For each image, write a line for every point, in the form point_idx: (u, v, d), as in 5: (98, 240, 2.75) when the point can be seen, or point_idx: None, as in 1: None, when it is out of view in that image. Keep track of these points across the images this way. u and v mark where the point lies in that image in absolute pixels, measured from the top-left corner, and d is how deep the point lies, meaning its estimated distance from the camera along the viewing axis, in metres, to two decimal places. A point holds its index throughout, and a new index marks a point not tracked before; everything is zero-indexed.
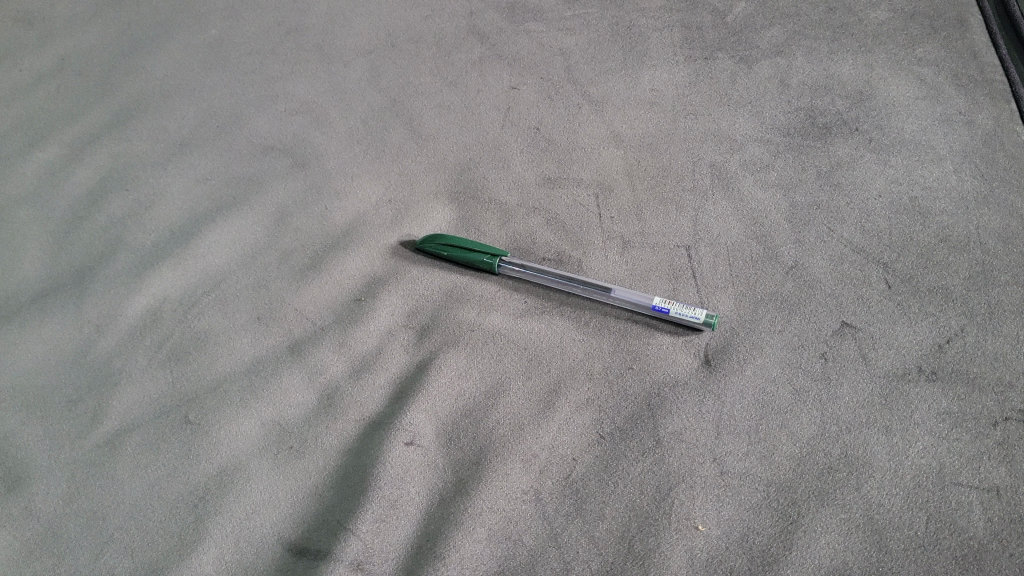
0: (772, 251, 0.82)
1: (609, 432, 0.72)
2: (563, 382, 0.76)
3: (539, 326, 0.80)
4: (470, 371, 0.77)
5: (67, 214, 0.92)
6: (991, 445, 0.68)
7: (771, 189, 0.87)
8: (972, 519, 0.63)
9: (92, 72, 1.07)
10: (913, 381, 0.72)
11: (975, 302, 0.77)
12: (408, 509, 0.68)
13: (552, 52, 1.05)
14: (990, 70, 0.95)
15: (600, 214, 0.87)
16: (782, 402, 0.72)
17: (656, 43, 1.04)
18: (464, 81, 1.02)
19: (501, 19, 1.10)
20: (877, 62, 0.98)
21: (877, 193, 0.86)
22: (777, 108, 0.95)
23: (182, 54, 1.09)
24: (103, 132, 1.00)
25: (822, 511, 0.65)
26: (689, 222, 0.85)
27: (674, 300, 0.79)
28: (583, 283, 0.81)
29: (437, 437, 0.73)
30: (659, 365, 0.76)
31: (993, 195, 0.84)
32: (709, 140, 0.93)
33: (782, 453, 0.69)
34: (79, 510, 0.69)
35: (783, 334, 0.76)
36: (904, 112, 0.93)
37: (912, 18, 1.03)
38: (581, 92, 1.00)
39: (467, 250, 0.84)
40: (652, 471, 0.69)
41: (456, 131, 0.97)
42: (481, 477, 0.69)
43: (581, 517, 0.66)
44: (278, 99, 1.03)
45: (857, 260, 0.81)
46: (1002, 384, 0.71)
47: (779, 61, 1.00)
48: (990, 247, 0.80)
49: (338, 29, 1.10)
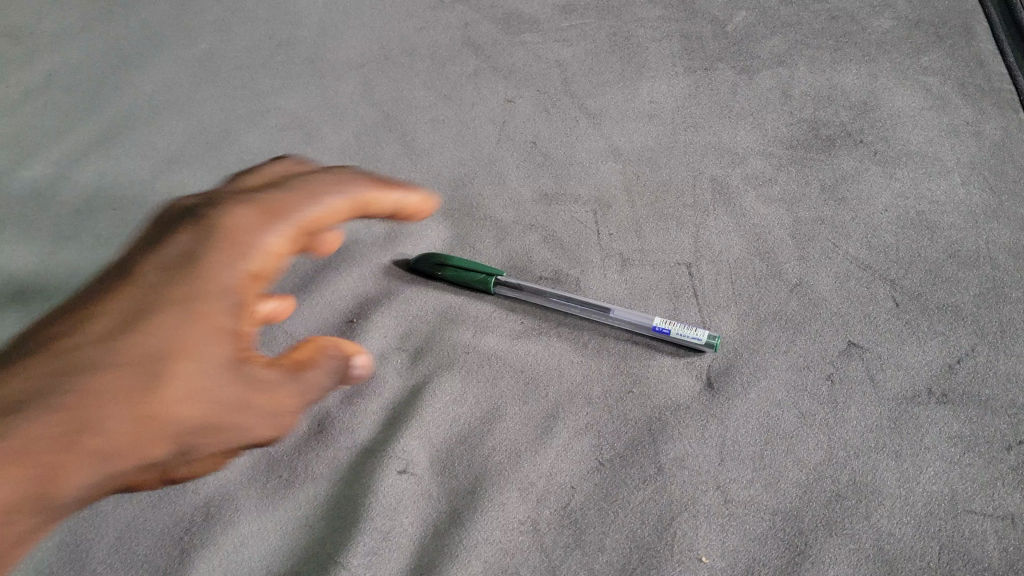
0: (775, 268, 0.80)
1: (609, 459, 0.70)
2: (561, 406, 0.73)
3: (536, 348, 0.78)
4: (465, 395, 0.75)
5: (51, 233, 0.90)
6: (1005, 470, 0.66)
7: (773, 204, 0.85)
8: (986, 549, 0.62)
9: (79, 88, 1.05)
10: (924, 404, 0.70)
11: (986, 320, 0.74)
12: (402, 541, 0.66)
13: (548, 63, 1.02)
14: (997, 79, 0.93)
15: (598, 231, 0.85)
16: (787, 427, 0.69)
17: (654, 53, 1.02)
18: (459, 94, 1.00)
19: (497, 30, 1.07)
20: (882, 71, 0.96)
21: (884, 208, 0.83)
22: (779, 120, 0.93)
23: (171, 69, 1.06)
24: (90, 150, 0.98)
25: (831, 541, 0.63)
26: (690, 239, 0.83)
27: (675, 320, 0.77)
28: (579, 302, 0.79)
29: (431, 465, 0.71)
30: (659, 388, 0.73)
31: (1003, 208, 0.82)
32: (709, 154, 0.90)
33: (788, 481, 0.66)
34: (61, 543, 0.67)
35: (788, 355, 0.74)
36: (910, 124, 0.90)
37: (917, 27, 1.00)
38: (579, 104, 0.97)
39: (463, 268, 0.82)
40: (653, 499, 0.67)
41: (450, 146, 0.95)
42: (476, 508, 0.67)
43: (580, 549, 0.64)
44: (270, 115, 1.00)
45: (862, 277, 0.78)
46: (1015, 406, 0.69)
47: (781, 71, 0.97)
48: (1001, 263, 0.78)
49: (330, 42, 1.07)
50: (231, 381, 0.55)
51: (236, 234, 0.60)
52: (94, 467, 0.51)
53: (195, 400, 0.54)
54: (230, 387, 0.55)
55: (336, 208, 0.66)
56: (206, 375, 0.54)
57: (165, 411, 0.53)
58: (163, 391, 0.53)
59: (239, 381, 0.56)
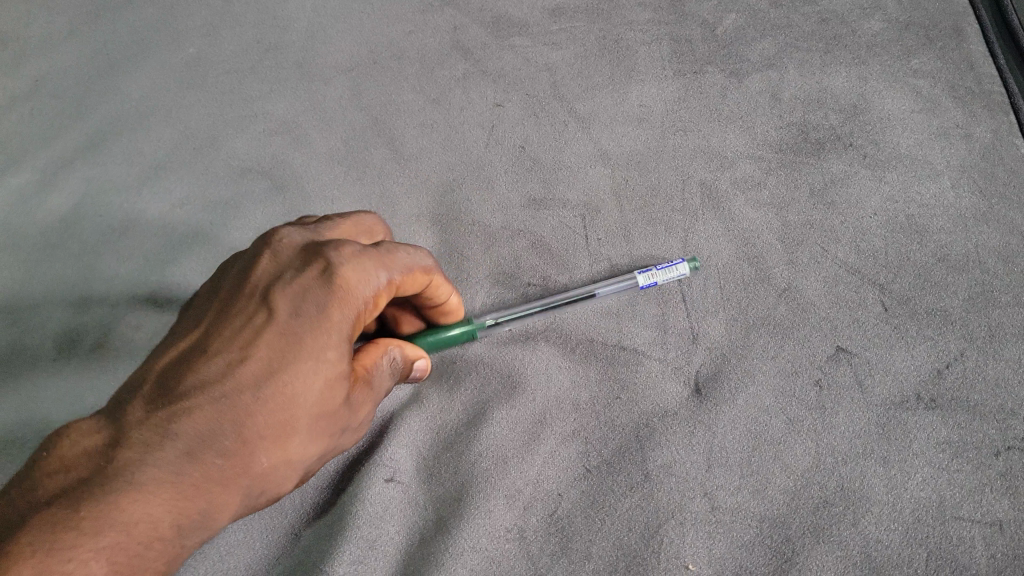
0: (763, 273, 0.79)
1: (596, 465, 0.70)
2: (548, 413, 0.73)
3: (523, 353, 0.78)
4: (452, 402, 0.75)
5: (38, 242, 0.91)
6: (993, 476, 0.65)
7: (763, 208, 0.84)
8: (974, 556, 0.62)
9: (66, 94, 1.04)
10: (912, 410, 0.69)
11: (975, 325, 0.74)
12: (388, 549, 0.67)
13: (537, 67, 1.00)
14: (988, 81, 0.92)
15: (587, 236, 0.85)
16: (775, 432, 0.69)
17: (644, 56, 1.00)
18: (447, 99, 0.99)
19: (485, 34, 1.05)
20: (873, 74, 0.94)
21: (873, 211, 0.83)
22: (769, 123, 0.91)
23: (159, 74, 1.05)
24: (78, 156, 0.98)
25: (819, 547, 0.63)
26: (678, 244, 0.83)
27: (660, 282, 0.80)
28: (567, 303, 0.79)
29: (417, 473, 0.72)
30: (647, 394, 0.73)
31: (992, 212, 0.81)
32: (698, 157, 0.89)
33: (775, 487, 0.66)
34: None
35: (776, 360, 0.73)
36: (900, 126, 0.89)
37: (907, 29, 0.98)
38: (567, 108, 0.96)
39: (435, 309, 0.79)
40: (640, 506, 0.67)
41: (439, 150, 0.94)
42: (462, 515, 0.68)
43: (567, 557, 0.65)
44: (258, 120, 1.00)
45: (851, 282, 0.78)
46: (1004, 412, 0.69)
47: (771, 75, 0.95)
48: (990, 267, 0.78)
49: (318, 46, 1.07)
50: (327, 427, 0.61)
51: (345, 299, 0.63)
52: (222, 523, 0.57)
53: (301, 446, 0.59)
54: (329, 432, 0.61)
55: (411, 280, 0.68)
56: (311, 430, 0.60)
57: (279, 464, 0.58)
58: (280, 449, 0.58)
59: (331, 428, 0.61)
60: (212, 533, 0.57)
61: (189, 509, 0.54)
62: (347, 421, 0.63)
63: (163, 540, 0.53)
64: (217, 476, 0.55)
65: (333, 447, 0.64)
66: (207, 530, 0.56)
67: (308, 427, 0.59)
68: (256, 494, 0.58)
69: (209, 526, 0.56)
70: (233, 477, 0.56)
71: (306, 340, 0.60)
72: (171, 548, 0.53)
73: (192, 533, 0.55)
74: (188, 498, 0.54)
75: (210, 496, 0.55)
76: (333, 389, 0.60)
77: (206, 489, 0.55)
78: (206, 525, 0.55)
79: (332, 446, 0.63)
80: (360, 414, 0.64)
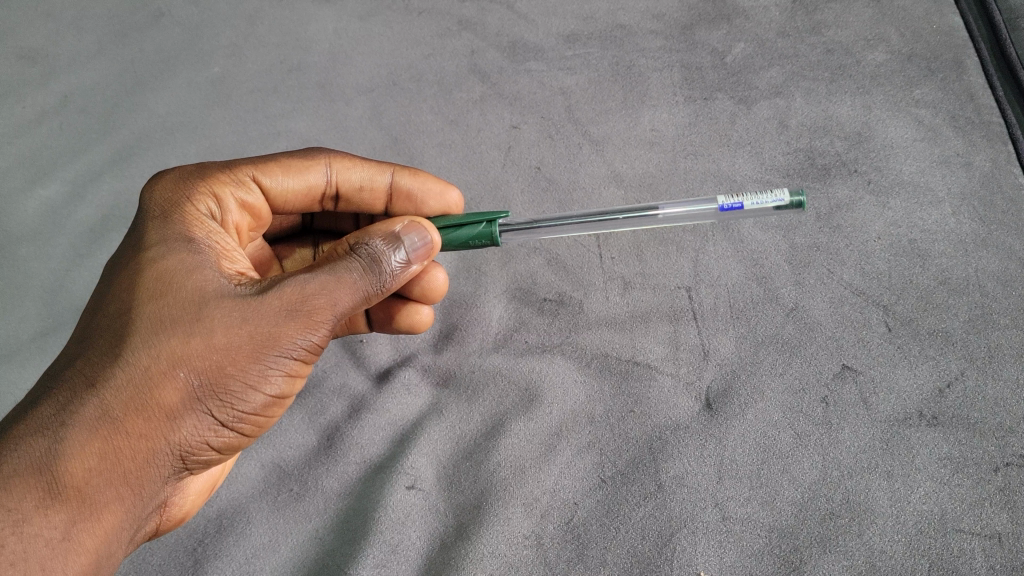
0: (772, 292, 0.82)
1: (610, 476, 0.73)
2: (564, 425, 0.77)
3: (539, 365, 0.81)
4: (471, 414, 0.79)
5: (67, 252, 0.94)
6: (992, 490, 0.68)
7: (771, 230, 0.87)
8: (974, 566, 0.64)
9: (94, 110, 1.08)
10: (914, 426, 0.72)
11: (975, 346, 0.76)
12: (410, 554, 0.71)
13: (552, 91, 1.04)
14: (987, 111, 0.94)
15: (601, 254, 0.88)
16: (783, 446, 0.72)
17: (656, 82, 1.03)
18: (465, 120, 1.03)
19: (502, 58, 1.08)
20: (876, 103, 0.96)
21: (877, 235, 0.85)
22: (776, 148, 0.94)
23: (184, 92, 1.09)
24: (106, 171, 1.02)
25: (825, 557, 0.66)
26: (690, 264, 0.85)
27: (748, 194, 0.76)
28: (623, 216, 0.77)
29: (438, 481, 0.76)
30: (659, 408, 0.76)
31: (991, 237, 0.83)
32: (708, 181, 0.92)
33: (783, 499, 0.69)
34: None
35: (783, 377, 0.76)
36: (902, 154, 0.91)
37: (909, 60, 1.00)
38: (582, 132, 0.99)
39: (456, 228, 0.77)
40: (654, 515, 0.70)
41: (456, 170, 0.98)
42: (483, 521, 0.72)
43: (582, 563, 0.68)
44: (280, 138, 1.03)
45: (857, 302, 0.80)
46: (1004, 429, 0.71)
47: (778, 102, 0.98)
48: (989, 290, 0.80)
49: (340, 67, 1.10)
50: (190, 333, 0.61)
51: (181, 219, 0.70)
52: (109, 483, 0.59)
53: (161, 361, 0.61)
54: (202, 336, 0.61)
55: (236, 212, 0.76)
56: (162, 341, 0.61)
57: (137, 391, 0.60)
58: (128, 376, 0.60)
59: (203, 329, 0.61)
60: (103, 497, 0.59)
61: (26, 476, 0.57)
62: (241, 317, 0.62)
63: (10, 511, 0.56)
64: (50, 437, 0.59)
65: (256, 353, 0.62)
66: (75, 493, 0.58)
67: (157, 341, 0.61)
68: (133, 437, 0.60)
69: (70, 487, 0.58)
70: (76, 426, 0.59)
71: (117, 274, 0.66)
72: (22, 516, 0.56)
73: (64, 502, 0.58)
74: (23, 470, 0.57)
75: (51, 454, 0.58)
76: (171, 299, 0.63)
77: (46, 454, 0.58)
78: (63, 486, 0.58)
79: (246, 348, 0.62)
80: (270, 304, 0.63)
